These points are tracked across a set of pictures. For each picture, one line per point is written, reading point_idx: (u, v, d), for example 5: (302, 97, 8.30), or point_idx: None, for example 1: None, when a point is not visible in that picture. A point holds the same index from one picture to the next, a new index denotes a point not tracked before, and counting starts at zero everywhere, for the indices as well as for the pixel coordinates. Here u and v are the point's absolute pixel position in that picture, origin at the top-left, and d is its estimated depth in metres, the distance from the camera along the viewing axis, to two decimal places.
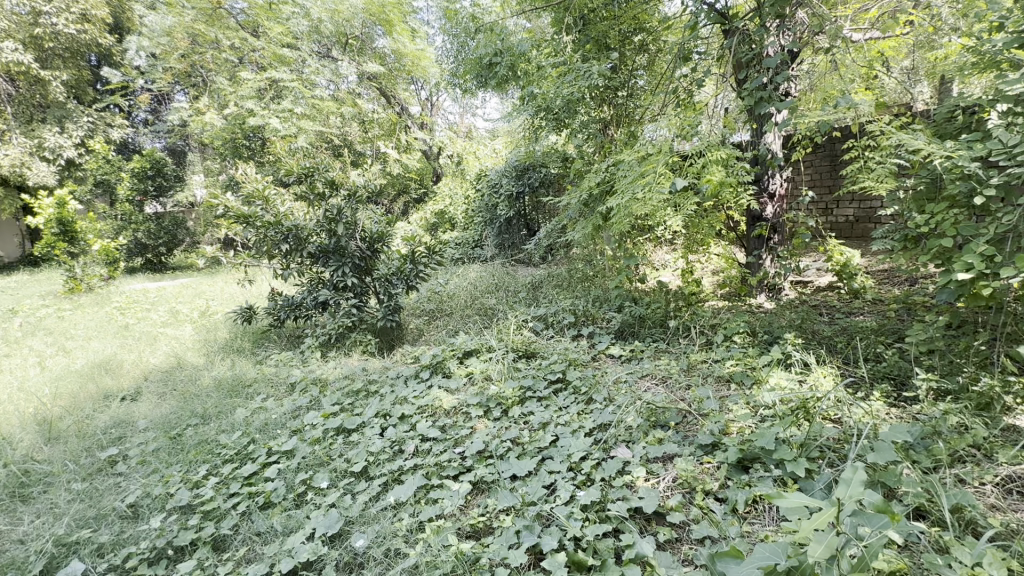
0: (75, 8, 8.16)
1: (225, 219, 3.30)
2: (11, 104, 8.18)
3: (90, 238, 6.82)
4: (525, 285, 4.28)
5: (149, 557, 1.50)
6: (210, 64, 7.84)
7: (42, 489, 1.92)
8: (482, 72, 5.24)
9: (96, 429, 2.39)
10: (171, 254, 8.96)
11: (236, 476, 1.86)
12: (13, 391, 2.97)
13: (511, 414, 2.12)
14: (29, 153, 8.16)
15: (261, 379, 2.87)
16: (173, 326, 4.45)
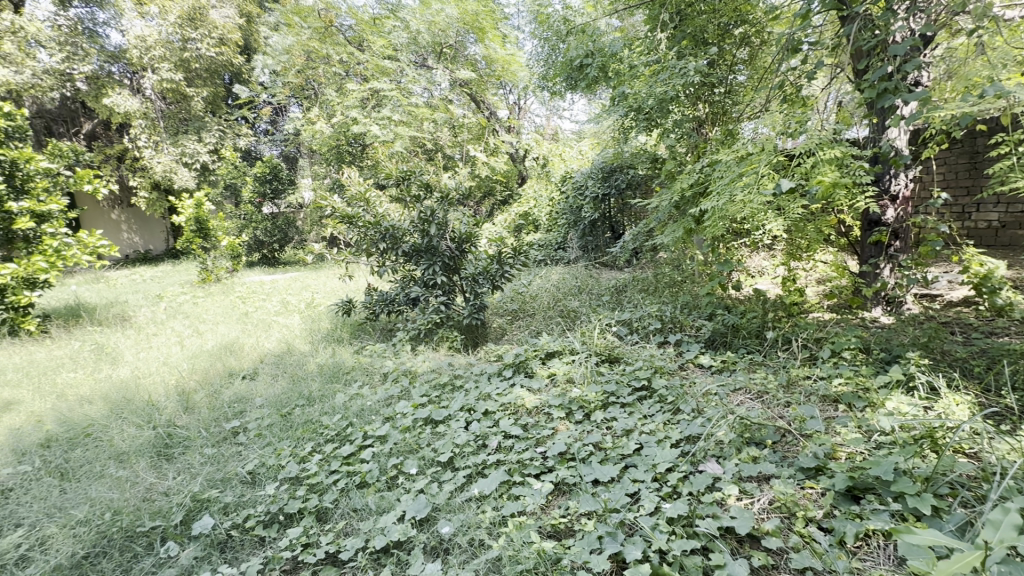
0: (215, 34, 9.36)
1: (332, 219, 3.62)
2: (165, 118, 9.61)
3: (220, 235, 7.72)
4: (608, 289, 4.21)
5: (264, 519, 1.68)
6: (321, 78, 8.62)
7: (181, 450, 2.23)
8: (572, 74, 5.22)
9: (223, 403, 2.72)
10: (283, 250, 9.93)
11: (336, 455, 2.03)
12: (161, 364, 3.49)
13: (593, 418, 2.09)
14: (176, 161, 9.53)
15: (358, 367, 3.10)
16: (284, 314, 4.95)
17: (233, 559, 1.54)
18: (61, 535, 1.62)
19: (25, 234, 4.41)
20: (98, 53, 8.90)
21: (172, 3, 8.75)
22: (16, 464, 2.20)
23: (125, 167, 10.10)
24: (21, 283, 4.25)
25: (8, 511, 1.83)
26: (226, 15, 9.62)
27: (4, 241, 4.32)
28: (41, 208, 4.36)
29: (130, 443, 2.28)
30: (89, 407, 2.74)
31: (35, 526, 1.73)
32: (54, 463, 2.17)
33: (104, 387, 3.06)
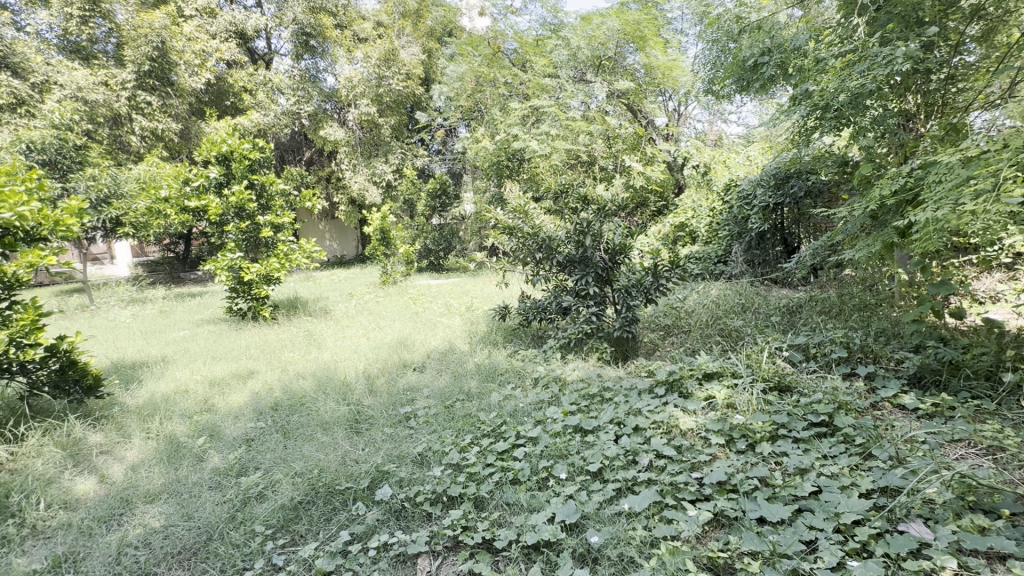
0: (403, 70, 10.83)
1: (495, 230, 3.89)
2: (362, 144, 11.43)
3: (398, 244, 8.87)
4: (779, 309, 3.77)
5: (431, 497, 1.88)
6: (488, 100, 9.32)
7: (367, 426, 2.62)
8: (744, 75, 4.70)
9: (398, 390, 3.12)
10: (447, 258, 10.98)
11: (492, 449, 2.17)
12: (353, 351, 4.14)
13: (759, 450, 1.90)
14: (367, 180, 11.23)
15: (511, 370, 3.28)
16: (448, 316, 5.47)
17: (406, 528, 1.76)
18: (284, 481, 2.03)
19: (266, 240, 5.63)
20: (318, 94, 10.90)
21: (373, 49, 10.51)
22: (256, 420, 2.82)
23: (331, 186, 12.22)
24: (262, 278, 5.35)
25: (252, 456, 2.36)
26: (412, 53, 11.14)
27: (253, 246, 5.57)
28: (278, 221, 5.53)
29: (331, 415, 2.75)
30: (302, 381, 3.39)
31: (268, 472, 2.19)
32: (280, 423, 2.73)
33: (314, 366, 3.75)
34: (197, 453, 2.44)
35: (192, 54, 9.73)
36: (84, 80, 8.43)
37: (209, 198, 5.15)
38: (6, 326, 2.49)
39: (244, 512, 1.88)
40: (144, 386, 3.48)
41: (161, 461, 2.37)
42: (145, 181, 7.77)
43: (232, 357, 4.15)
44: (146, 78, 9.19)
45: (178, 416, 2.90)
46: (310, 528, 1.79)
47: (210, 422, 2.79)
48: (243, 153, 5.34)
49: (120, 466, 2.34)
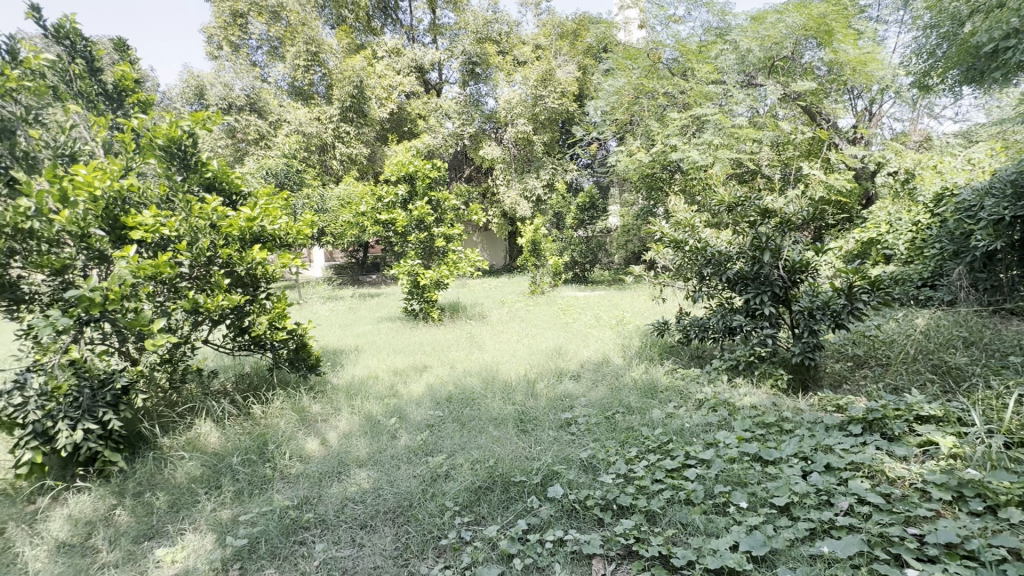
0: (558, 89, 11.17)
1: (658, 243, 3.83)
2: (516, 161, 12.13)
3: (548, 256, 9.17)
4: (1020, 348, 3.05)
5: (601, 503, 1.92)
6: (645, 112, 9.15)
7: (532, 425, 2.78)
8: (975, 64, 3.87)
9: (558, 396, 3.24)
10: (591, 270, 11.00)
11: (660, 466, 2.13)
12: (511, 356, 4.41)
13: (1005, 515, 1.56)
14: (519, 194, 11.84)
15: (672, 388, 3.18)
16: (599, 328, 5.50)
17: (578, 527, 1.83)
18: (465, 466, 2.26)
19: (439, 249, 6.30)
20: (480, 117, 11.85)
21: (532, 71, 11.10)
22: (434, 408, 3.18)
23: (487, 201, 13.13)
24: (434, 283, 6.00)
25: (436, 439, 2.66)
26: (568, 71, 11.45)
27: (428, 254, 6.28)
28: (449, 232, 6.18)
29: (499, 411, 2.97)
30: (470, 378, 3.72)
31: (449, 455, 2.45)
32: (455, 414, 3.04)
33: (478, 366, 4.09)
34: (391, 430, 2.84)
35: (381, 89, 11.49)
36: (304, 117, 10.47)
37: (397, 213, 5.95)
38: (267, 313, 3.17)
39: (434, 487, 2.14)
40: (346, 369, 4.16)
41: (364, 434, 2.81)
42: (343, 199, 9.22)
43: (410, 352, 4.72)
44: (347, 112, 11.01)
45: (373, 398, 3.41)
46: (491, 511, 1.97)
47: (398, 406, 3.22)
48: (425, 173, 6.08)
49: (335, 433, 2.83)
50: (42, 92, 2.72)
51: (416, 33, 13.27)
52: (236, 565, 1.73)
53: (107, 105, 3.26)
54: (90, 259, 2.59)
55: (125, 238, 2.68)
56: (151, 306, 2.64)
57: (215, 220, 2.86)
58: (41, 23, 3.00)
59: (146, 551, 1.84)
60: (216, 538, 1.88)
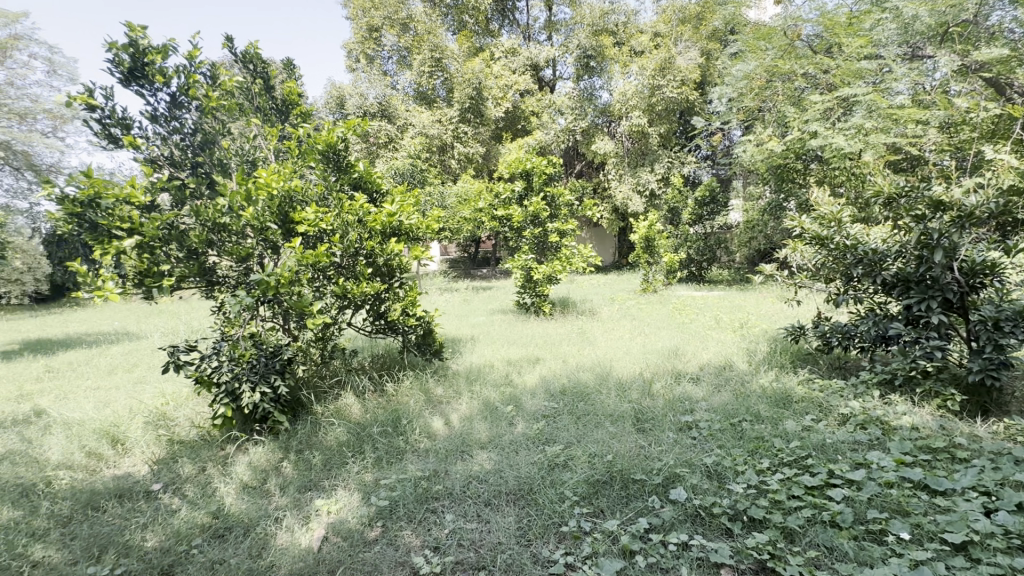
0: (678, 77, 10.58)
1: (796, 239, 3.49)
2: (630, 154, 11.79)
3: (662, 253, 8.78)
4: None
5: (730, 513, 1.82)
6: (778, 96, 8.32)
7: (650, 426, 2.72)
8: None
9: (677, 397, 3.11)
10: (709, 269, 10.31)
11: (798, 481, 1.96)
12: (625, 353, 4.33)
13: None
14: (632, 189, 11.51)
15: (809, 400, 2.89)
16: (720, 330, 5.16)
17: (704, 534, 1.76)
18: (582, 459, 2.28)
19: (552, 245, 6.37)
20: (593, 111, 11.72)
21: (650, 60, 10.67)
22: (549, 399, 3.24)
23: (598, 196, 12.96)
24: (546, 278, 6.09)
25: (552, 430, 2.72)
26: (690, 58, 10.82)
27: (542, 249, 6.39)
28: (563, 228, 6.21)
29: (614, 408, 2.95)
30: (583, 373, 3.73)
31: (566, 446, 2.50)
32: (569, 407, 3.07)
33: (590, 362, 4.08)
34: (508, 417, 2.96)
35: (497, 89, 11.88)
36: (427, 119, 11.27)
37: (513, 208, 6.13)
38: (400, 301, 3.47)
39: (553, 475, 2.19)
40: (464, 356, 4.41)
41: (484, 418, 2.96)
42: (460, 196, 9.72)
43: (523, 344, 4.86)
44: (465, 113, 11.56)
45: (491, 385, 3.57)
46: (610, 506, 1.97)
47: (514, 394, 3.34)
48: (541, 169, 6.17)
49: (457, 415, 3.03)
50: (232, 108, 3.26)
51: (532, 32, 13.47)
52: (379, 522, 1.94)
53: (277, 117, 3.74)
54: (266, 249, 3.05)
55: (291, 231, 3.11)
56: (311, 290, 3.04)
57: (362, 216, 3.19)
58: (232, 50, 3.58)
59: (308, 499, 2.15)
60: (362, 496, 2.13)
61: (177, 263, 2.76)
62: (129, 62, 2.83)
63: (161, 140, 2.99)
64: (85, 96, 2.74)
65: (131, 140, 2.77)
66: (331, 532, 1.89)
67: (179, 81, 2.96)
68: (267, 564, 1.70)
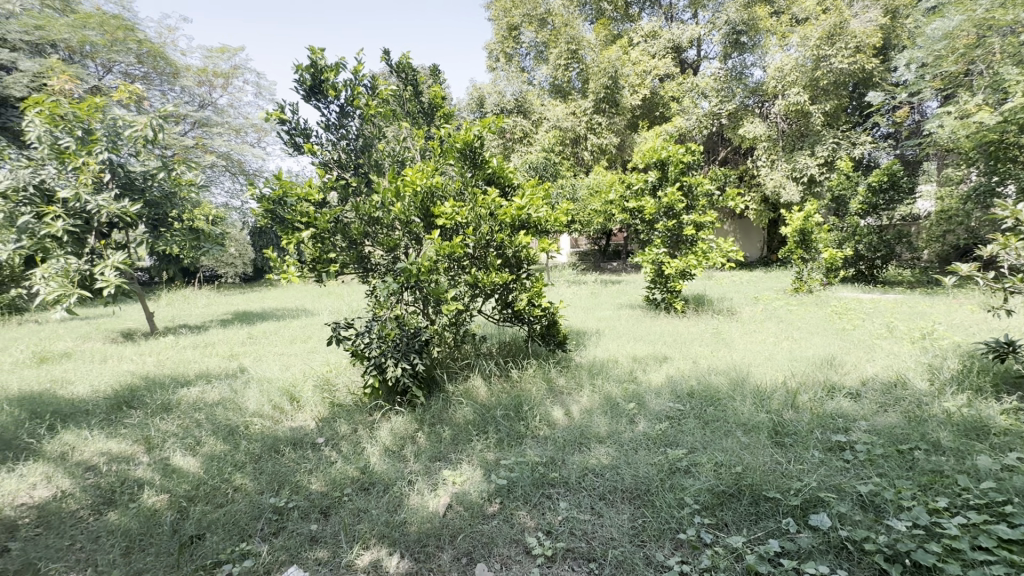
0: (851, 44, 9.03)
1: (1007, 233, 2.81)
2: (785, 137, 10.60)
3: (821, 247, 7.70)
4: None
5: (886, 552, 1.57)
6: (995, 55, 6.67)
7: (791, 441, 2.44)
8: None
9: (828, 413, 2.74)
10: (884, 268, 8.76)
11: (988, 530, 1.60)
12: (766, 359, 3.92)
13: None
14: (787, 176, 10.30)
15: (1014, 434, 2.32)
16: (892, 341, 4.38)
17: (850, 571, 1.54)
18: (708, 466, 2.14)
19: (687, 238, 6.00)
20: (743, 91, 10.67)
21: (815, 27, 9.33)
22: (674, 401, 3.09)
23: (744, 185, 11.83)
24: (679, 273, 5.76)
25: (676, 433, 2.60)
26: (868, 20, 9.22)
27: (675, 243, 6.06)
28: (700, 220, 5.80)
29: (748, 417, 2.70)
30: (715, 376, 3.47)
31: (690, 452, 2.36)
32: (697, 411, 2.89)
33: (725, 365, 3.78)
34: (630, 415, 2.89)
35: (634, 76, 11.51)
36: (561, 113, 11.42)
37: (646, 200, 5.91)
38: (527, 291, 3.58)
39: (673, 479, 2.10)
40: (588, 349, 4.40)
41: (605, 413, 2.93)
42: (592, 187, 9.64)
43: (651, 341, 4.67)
44: (600, 104, 11.39)
45: (614, 380, 3.52)
46: (736, 521, 1.83)
47: (637, 392, 3.25)
48: (678, 158, 5.83)
49: (577, 407, 3.05)
50: (387, 114, 3.67)
51: (675, 12, 12.71)
52: (498, 499, 2.06)
53: (424, 119, 4.10)
54: (410, 241, 3.39)
55: (432, 224, 3.41)
56: (447, 279, 3.31)
57: (493, 209, 3.36)
58: (389, 63, 4.01)
59: (437, 469, 2.36)
60: (484, 473, 2.28)
61: (341, 251, 3.22)
62: (310, 80, 3.35)
63: (333, 146, 3.50)
64: (279, 113, 3.33)
65: (310, 147, 3.29)
66: (455, 500, 2.06)
67: (347, 94, 3.42)
68: (401, 519, 1.93)
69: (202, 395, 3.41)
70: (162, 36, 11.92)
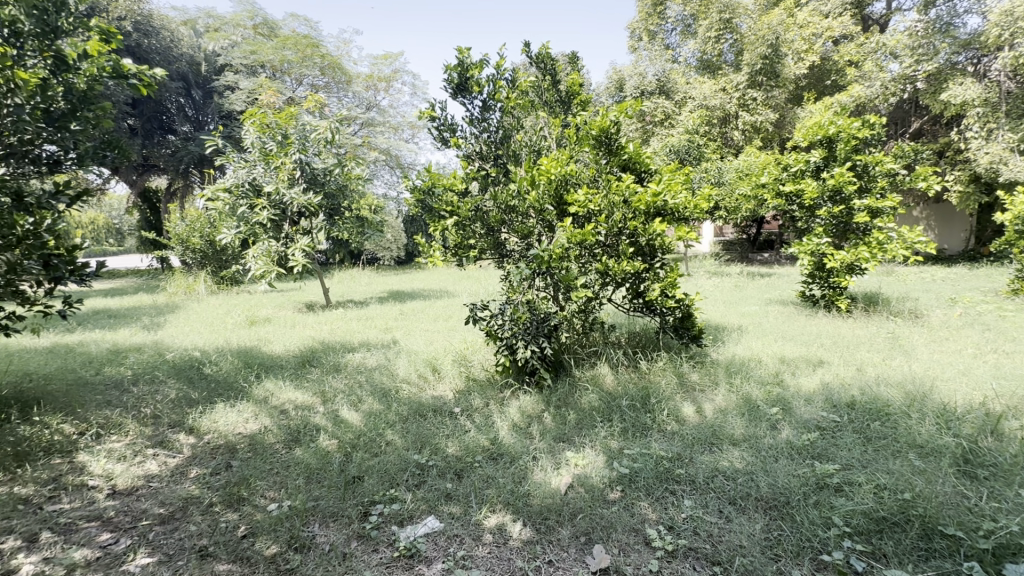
0: None
1: None
2: (1010, 100, 8.36)
3: None
4: None
5: None
6: None
7: (988, 474, 2.01)
8: None
9: None
10: None
11: None
12: (959, 373, 3.24)
13: None
14: (1011, 149, 8.19)
15: None
16: None
17: None
18: (866, 487, 1.88)
19: (859, 227, 5.17)
20: (950, 46, 8.51)
21: None
22: (829, 410, 2.73)
23: (946, 161, 9.71)
24: (846, 267, 5.00)
25: (828, 445, 2.31)
26: None
27: (842, 231, 5.27)
28: (878, 205, 4.94)
29: (928, 439, 2.28)
30: (886, 389, 2.97)
31: (845, 469, 2.09)
32: (858, 424, 2.53)
33: (900, 376, 3.21)
34: (772, 420, 2.64)
35: (800, 41, 10.26)
36: (709, 90, 10.55)
37: (806, 183, 5.22)
38: (660, 281, 3.44)
39: (820, 495, 1.89)
40: (727, 346, 4.08)
41: (742, 415, 2.72)
42: (741, 170, 8.76)
43: (804, 342, 4.15)
44: (756, 76, 10.22)
45: (755, 381, 3.22)
46: (898, 554, 1.60)
47: (783, 396, 2.93)
48: (851, 133, 5.02)
49: (711, 405, 2.88)
50: (526, 105, 3.79)
51: None
52: (619, 487, 2.07)
53: (561, 108, 4.14)
54: (543, 228, 3.50)
55: (564, 212, 3.45)
56: (578, 266, 3.34)
57: (627, 196, 3.28)
58: (530, 55, 4.12)
59: (561, 449, 2.44)
60: (606, 460, 2.30)
61: (480, 237, 3.44)
62: (457, 79, 3.61)
63: (475, 139, 3.73)
64: (430, 111, 3.65)
65: (456, 141, 3.56)
66: (576, 482, 2.12)
67: (489, 88, 3.62)
68: (525, 491, 2.05)
69: (364, 360, 3.98)
70: (340, 49, 13.80)
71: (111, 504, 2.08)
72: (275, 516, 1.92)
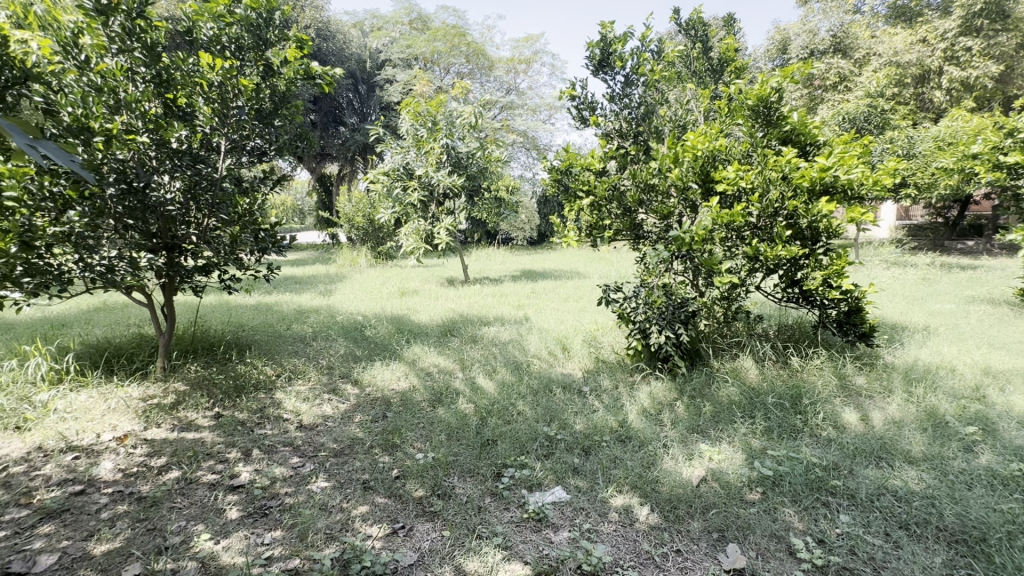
0: None
1: None
2: None
3: None
4: None
5: None
6: None
7: None
8: None
9: None
10: None
11: None
12: None
13: None
14: None
15: None
16: None
17: None
18: None
19: None
20: None
21: None
22: None
23: None
24: None
25: None
26: None
27: None
28: None
29: None
30: None
31: None
32: None
33: None
34: (967, 442, 2.20)
35: None
36: (902, 43, 8.82)
37: None
38: (823, 269, 3.00)
39: None
40: (907, 349, 3.46)
41: (924, 430, 2.30)
42: (941, 138, 7.19)
43: (1021, 353, 3.34)
44: (972, 21, 8.27)
45: (945, 394, 2.69)
46: None
47: (985, 414, 2.41)
48: None
49: (882, 414, 2.47)
50: (672, 77, 3.57)
51: None
52: (761, 489, 1.92)
53: (712, 77, 3.83)
54: (685, 208, 3.29)
55: (710, 190, 3.20)
56: (723, 249, 3.08)
57: (788, 172, 2.92)
58: (678, 22, 3.86)
59: (694, 440, 2.33)
60: (746, 458, 2.14)
61: (616, 218, 3.36)
62: (599, 55, 3.53)
63: (615, 116, 3.59)
64: (570, 90, 3.64)
65: (595, 119, 3.49)
66: (711, 476, 2.01)
67: (633, 62, 3.48)
68: (654, 477, 2.01)
69: (498, 334, 4.21)
70: (484, 35, 14.36)
71: (299, 434, 2.54)
72: (422, 464, 2.16)
